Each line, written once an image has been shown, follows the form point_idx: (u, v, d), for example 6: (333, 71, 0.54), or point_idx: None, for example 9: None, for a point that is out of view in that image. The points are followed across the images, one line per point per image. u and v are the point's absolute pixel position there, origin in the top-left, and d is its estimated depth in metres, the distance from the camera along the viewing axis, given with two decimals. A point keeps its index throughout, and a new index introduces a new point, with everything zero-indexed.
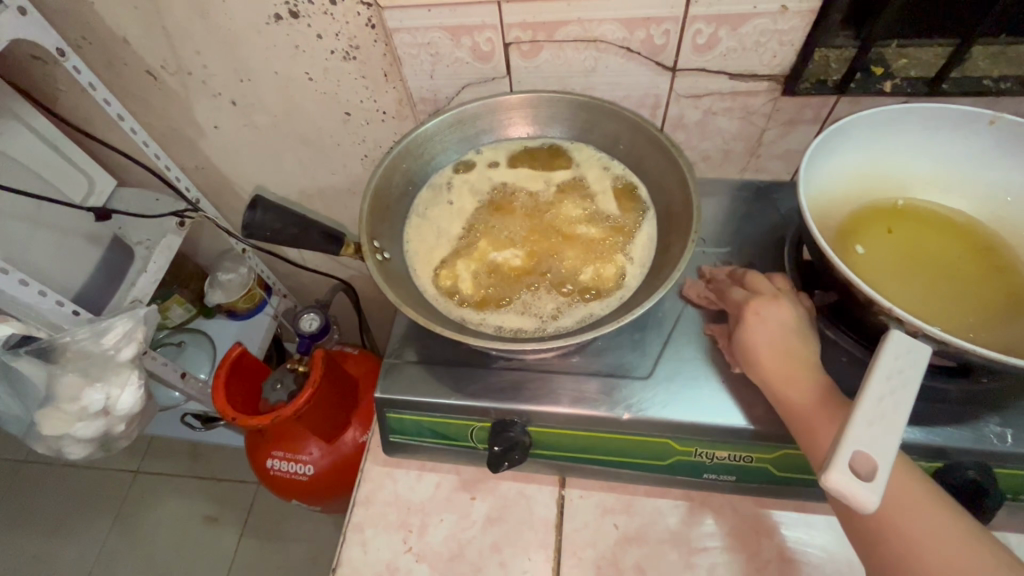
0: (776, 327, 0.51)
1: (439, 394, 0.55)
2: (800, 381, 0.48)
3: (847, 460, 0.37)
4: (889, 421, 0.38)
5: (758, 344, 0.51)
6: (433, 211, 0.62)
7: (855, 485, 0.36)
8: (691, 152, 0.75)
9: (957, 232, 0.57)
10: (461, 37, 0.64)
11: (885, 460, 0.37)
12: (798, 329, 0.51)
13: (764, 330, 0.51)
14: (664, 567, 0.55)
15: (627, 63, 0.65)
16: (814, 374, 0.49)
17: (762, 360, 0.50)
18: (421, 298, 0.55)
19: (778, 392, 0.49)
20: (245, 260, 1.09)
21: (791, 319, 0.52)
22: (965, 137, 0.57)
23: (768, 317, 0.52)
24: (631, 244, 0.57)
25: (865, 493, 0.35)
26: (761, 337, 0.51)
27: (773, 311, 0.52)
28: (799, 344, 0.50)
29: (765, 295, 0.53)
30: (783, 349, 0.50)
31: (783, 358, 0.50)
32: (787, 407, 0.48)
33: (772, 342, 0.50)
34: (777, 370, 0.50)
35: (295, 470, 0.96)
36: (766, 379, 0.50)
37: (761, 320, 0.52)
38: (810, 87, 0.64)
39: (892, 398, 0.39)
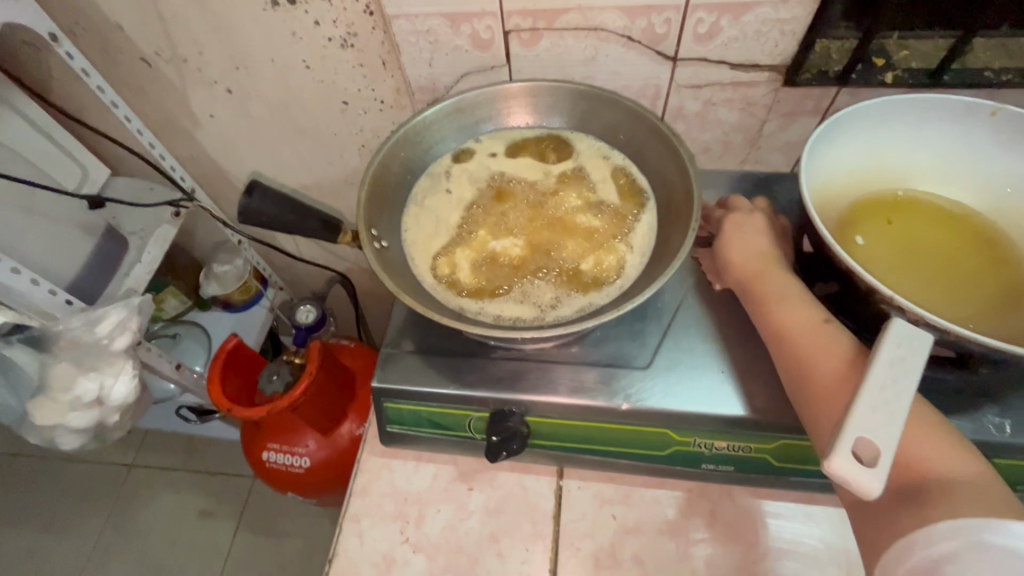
0: (751, 234, 0.56)
1: (436, 384, 0.55)
2: (771, 274, 0.53)
3: (850, 447, 0.37)
4: (891, 408, 0.38)
5: (732, 246, 0.56)
6: (432, 200, 0.61)
7: (858, 472, 0.36)
8: (691, 144, 0.75)
9: (957, 223, 0.57)
10: (460, 25, 0.63)
11: (889, 447, 0.36)
12: (769, 237, 0.56)
13: (741, 235, 0.56)
14: (662, 558, 0.55)
15: (627, 52, 0.64)
16: (783, 270, 0.53)
17: (735, 260, 0.55)
18: (419, 287, 0.54)
19: (750, 285, 0.53)
20: (241, 251, 1.08)
21: (764, 227, 0.57)
22: (966, 129, 0.57)
23: (743, 226, 0.57)
24: (631, 234, 0.57)
25: (868, 480, 0.35)
26: (736, 241, 0.56)
27: (747, 221, 0.58)
28: (770, 246, 0.55)
29: (743, 210, 0.59)
30: (756, 251, 0.55)
31: (755, 258, 0.54)
32: (761, 304, 0.52)
33: (744, 245, 0.56)
34: (750, 267, 0.54)
35: (292, 462, 0.96)
36: (740, 277, 0.54)
37: (737, 230, 0.57)
38: (812, 78, 0.64)
39: (895, 386, 0.39)
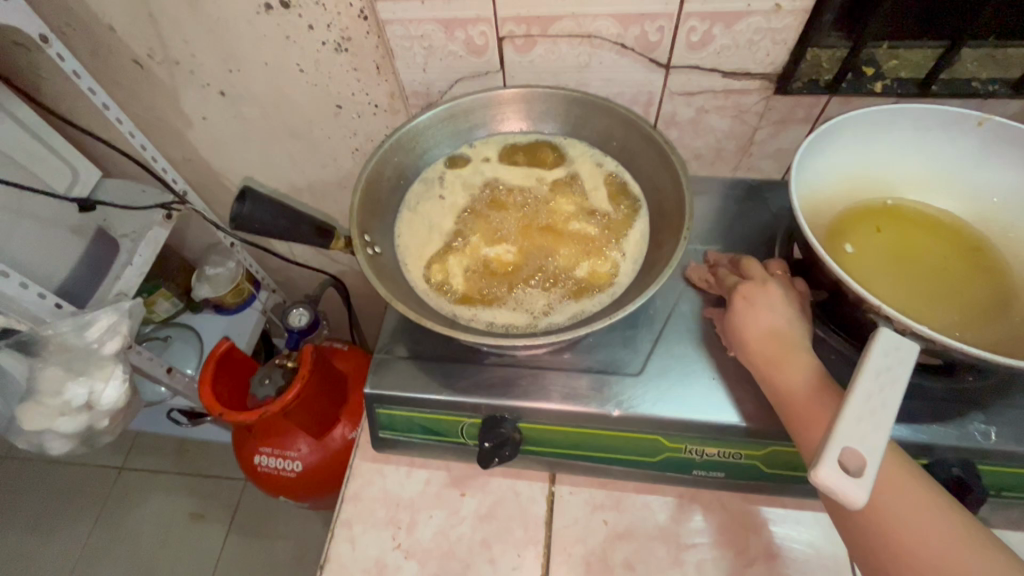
0: (767, 310, 0.51)
1: (429, 390, 0.55)
2: (792, 361, 0.49)
3: (836, 456, 0.37)
4: (878, 418, 0.38)
5: (746, 327, 0.51)
6: (425, 205, 0.61)
7: (845, 481, 0.36)
8: (684, 150, 0.75)
9: (944, 231, 0.58)
10: (454, 31, 0.63)
11: (874, 456, 0.37)
12: (787, 313, 0.51)
13: (755, 315, 0.51)
14: (653, 564, 0.55)
15: (620, 59, 0.65)
16: (803, 357, 0.49)
17: (749, 341, 0.51)
18: (412, 293, 0.54)
19: (768, 373, 0.49)
20: (233, 254, 1.07)
21: (781, 302, 0.52)
22: (953, 138, 0.58)
23: (757, 302, 0.52)
24: (624, 242, 0.57)
25: (853, 489, 0.36)
26: (752, 323, 0.51)
27: (762, 293, 0.52)
28: (788, 325, 0.51)
29: (755, 281, 0.54)
30: (773, 335, 0.50)
31: (774, 342, 0.50)
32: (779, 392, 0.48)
33: (761, 325, 0.51)
34: (767, 353, 0.50)
35: (283, 466, 0.95)
36: (757, 362, 0.50)
37: (750, 305, 0.52)
38: (802, 86, 0.65)
39: (881, 395, 0.39)
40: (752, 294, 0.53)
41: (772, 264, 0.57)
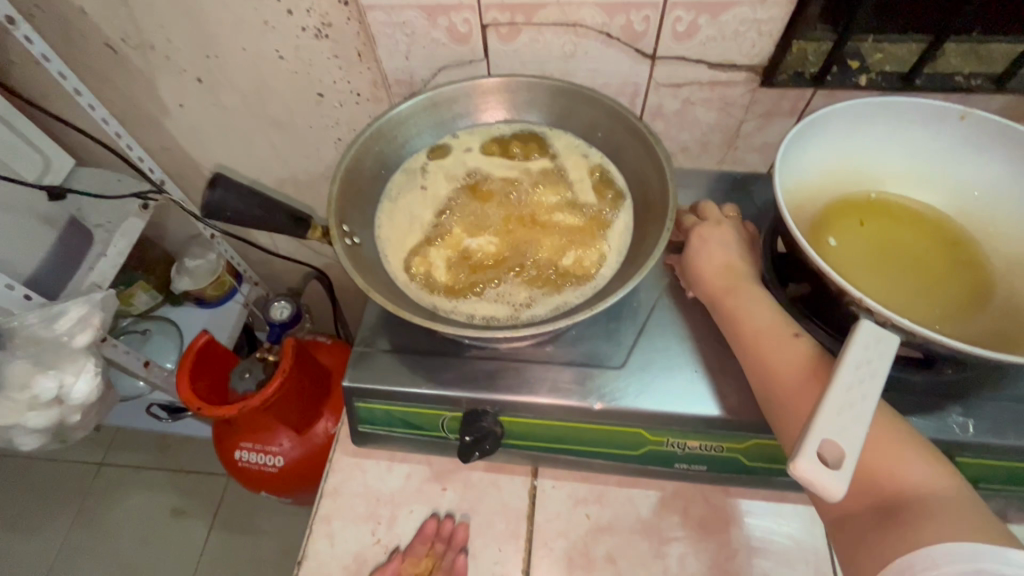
0: (717, 245, 0.55)
1: (409, 383, 0.54)
2: (739, 286, 0.53)
3: (815, 449, 0.37)
4: (857, 411, 0.38)
5: (700, 259, 0.55)
6: (407, 195, 0.60)
7: (823, 474, 0.36)
8: (670, 143, 0.75)
9: (926, 225, 0.58)
10: (437, 18, 0.62)
11: (853, 449, 0.37)
12: (738, 249, 0.55)
13: (710, 250, 0.55)
14: (635, 557, 0.55)
15: (606, 50, 0.64)
16: (751, 283, 0.53)
17: (703, 270, 0.55)
18: (392, 284, 0.53)
19: (719, 301, 0.53)
20: (213, 246, 1.05)
21: (732, 239, 0.56)
22: (936, 132, 0.58)
23: (710, 238, 0.56)
24: (608, 234, 0.57)
25: (831, 482, 0.35)
26: (705, 255, 0.55)
27: (715, 232, 0.56)
28: (735, 257, 0.55)
29: (709, 222, 0.58)
30: (724, 265, 0.54)
31: (724, 272, 0.54)
32: (733, 321, 0.51)
33: (714, 260, 0.55)
34: (719, 284, 0.54)
35: (264, 461, 0.94)
36: (708, 291, 0.54)
37: (704, 240, 0.56)
38: (787, 79, 0.65)
39: (861, 388, 0.39)
40: (710, 240, 0.56)
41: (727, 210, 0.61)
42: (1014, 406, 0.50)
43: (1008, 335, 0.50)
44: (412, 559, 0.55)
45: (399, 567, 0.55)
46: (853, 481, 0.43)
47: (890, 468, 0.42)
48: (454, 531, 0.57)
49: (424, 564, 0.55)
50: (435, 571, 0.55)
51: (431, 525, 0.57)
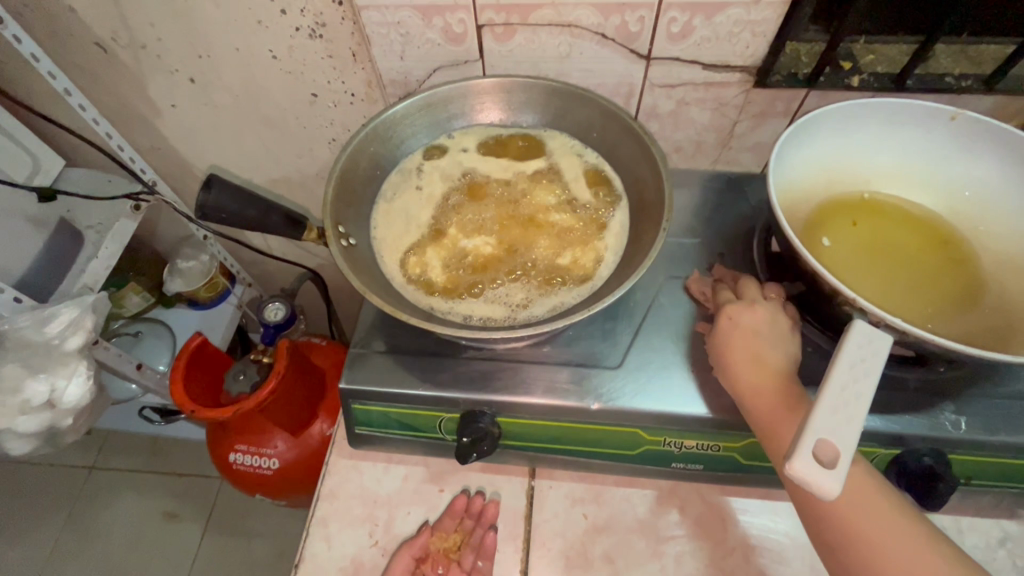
0: (751, 333, 0.50)
1: (406, 384, 0.54)
2: (775, 389, 0.47)
3: (810, 448, 0.37)
4: (851, 410, 0.38)
5: (730, 349, 0.50)
6: (402, 195, 0.60)
7: (818, 473, 0.36)
8: (665, 143, 0.75)
9: (918, 224, 0.59)
10: (432, 18, 0.62)
11: (847, 448, 0.37)
12: (772, 340, 0.50)
13: (741, 336, 0.50)
14: (633, 557, 0.55)
15: (601, 50, 0.64)
16: (786, 385, 0.48)
17: (732, 363, 0.50)
18: (388, 285, 0.53)
19: (749, 403, 0.48)
20: (206, 247, 1.05)
21: (769, 327, 0.50)
22: (928, 133, 0.58)
23: (742, 322, 0.51)
24: (605, 234, 0.57)
25: (827, 481, 0.36)
26: (736, 345, 0.50)
27: (747, 315, 0.51)
28: (769, 349, 0.49)
29: (742, 301, 0.52)
30: (755, 357, 0.49)
31: (757, 369, 0.49)
32: (762, 426, 0.47)
33: (743, 348, 0.50)
34: (749, 378, 0.49)
35: (259, 464, 0.93)
36: (736, 386, 0.49)
37: (736, 327, 0.51)
38: (781, 80, 0.65)
39: (855, 387, 0.39)
40: (743, 324, 0.51)
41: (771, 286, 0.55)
42: (1005, 402, 0.51)
43: (999, 334, 0.50)
44: (441, 533, 0.57)
45: (429, 540, 0.57)
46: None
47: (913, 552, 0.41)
48: (484, 509, 0.58)
49: (454, 539, 0.57)
50: (463, 546, 0.57)
51: (462, 502, 0.58)
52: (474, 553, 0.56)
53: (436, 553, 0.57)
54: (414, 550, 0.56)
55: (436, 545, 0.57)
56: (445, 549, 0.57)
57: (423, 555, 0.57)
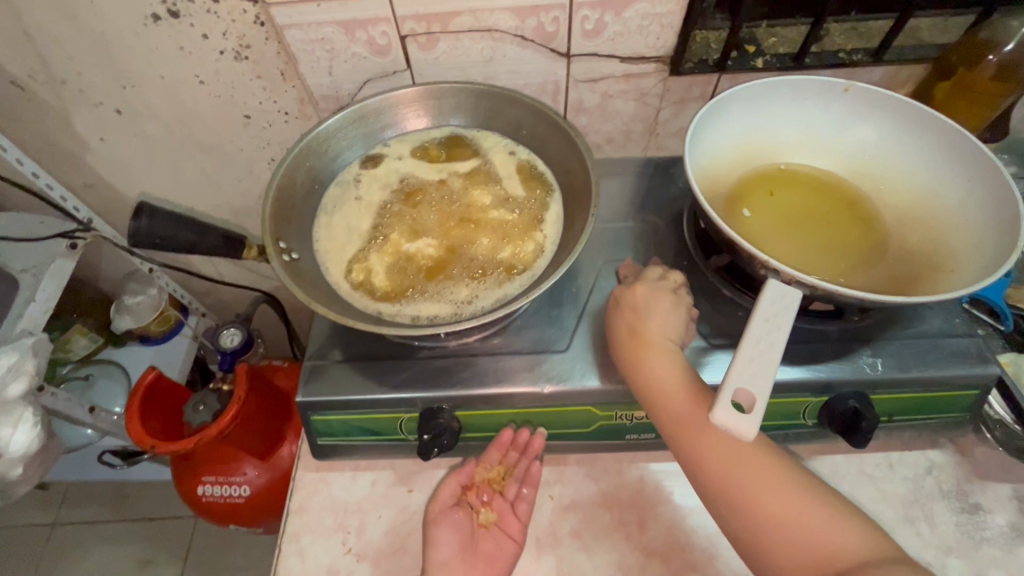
0: (635, 310, 0.54)
1: (365, 389, 0.55)
2: (658, 355, 0.51)
3: (729, 398, 0.40)
4: (766, 357, 0.42)
5: (614, 325, 0.55)
6: (343, 207, 0.61)
7: (736, 420, 0.40)
8: (595, 136, 0.79)
9: (826, 189, 0.64)
10: (355, 32, 0.64)
11: (761, 393, 0.40)
12: (652, 309, 0.54)
13: (624, 313, 0.55)
14: (601, 530, 0.58)
15: (523, 51, 0.67)
16: (666, 351, 0.52)
17: (621, 346, 0.53)
18: (334, 295, 0.54)
19: (639, 377, 0.51)
20: (154, 280, 1.02)
21: (652, 298, 0.55)
22: (827, 104, 0.64)
23: (625, 301, 0.55)
24: (543, 225, 0.59)
25: (744, 424, 0.39)
26: (621, 320, 0.54)
27: (629, 295, 0.55)
28: (651, 322, 0.53)
29: (626, 283, 0.57)
30: (632, 330, 0.53)
31: (637, 338, 0.53)
32: (646, 389, 0.51)
33: (625, 324, 0.54)
34: (630, 351, 0.52)
35: (230, 492, 0.91)
36: (626, 366, 0.52)
37: (623, 310, 0.55)
38: (692, 67, 0.69)
39: (768, 338, 0.43)
40: (630, 306, 0.55)
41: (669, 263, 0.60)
42: (916, 340, 0.56)
43: (903, 280, 0.55)
44: (484, 464, 0.58)
45: (474, 470, 0.59)
46: (795, 560, 0.44)
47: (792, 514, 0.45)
48: (530, 442, 0.57)
49: (497, 470, 0.58)
50: (507, 478, 0.58)
51: (508, 435, 0.57)
52: (518, 483, 0.58)
53: (481, 482, 0.58)
54: (459, 478, 0.59)
55: (480, 476, 0.58)
56: (489, 479, 0.58)
57: (468, 485, 0.59)
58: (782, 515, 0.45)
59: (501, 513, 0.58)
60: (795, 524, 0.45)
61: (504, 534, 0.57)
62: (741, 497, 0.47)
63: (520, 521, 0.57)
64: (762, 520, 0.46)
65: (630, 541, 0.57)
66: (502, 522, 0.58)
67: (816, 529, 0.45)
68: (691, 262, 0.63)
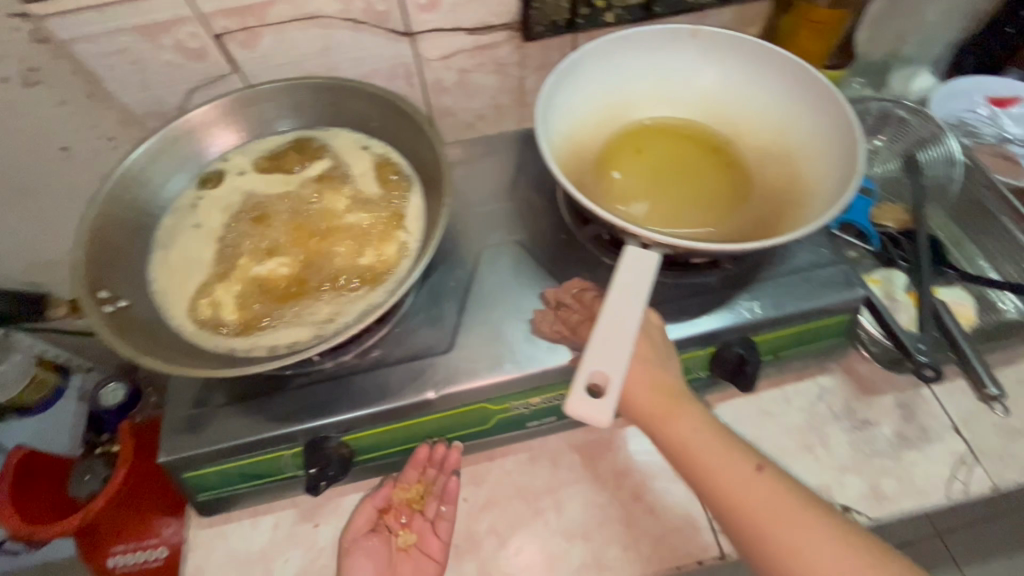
0: (637, 352, 0.47)
1: (235, 435, 0.50)
2: (676, 411, 0.46)
3: (584, 384, 0.40)
4: (621, 334, 0.42)
5: (624, 384, 0.47)
6: (181, 237, 0.55)
7: (594, 408, 0.39)
8: (464, 115, 0.75)
9: (692, 138, 0.63)
10: (158, 37, 0.56)
11: (616, 374, 0.40)
12: (660, 355, 0.47)
13: (630, 366, 0.47)
14: (518, 523, 0.57)
15: (359, 36, 0.61)
16: (686, 401, 0.46)
17: (629, 396, 0.46)
18: (177, 339, 0.48)
19: (660, 430, 0.46)
20: (16, 343, 0.88)
21: (655, 345, 0.48)
22: (678, 52, 0.62)
23: (628, 353, 0.47)
24: (404, 221, 0.55)
25: (601, 411, 0.38)
26: (632, 378, 0.46)
27: (631, 343, 0.47)
28: (662, 366, 0.47)
29: None
30: (651, 385, 0.46)
31: (659, 394, 0.46)
32: (673, 447, 0.46)
33: (637, 380, 0.46)
34: (654, 407, 0.46)
35: (147, 558, 0.83)
36: (644, 417, 0.46)
37: (618, 355, 0.47)
38: (545, 30, 0.66)
39: (623, 311, 0.43)
40: (633, 359, 0.47)
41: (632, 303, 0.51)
42: (789, 277, 0.57)
43: (768, 220, 0.56)
44: (403, 485, 0.56)
45: (391, 492, 0.57)
46: None
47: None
48: (447, 456, 0.56)
49: (416, 490, 0.56)
50: (427, 495, 0.56)
51: (424, 452, 0.55)
52: (437, 500, 0.56)
53: (399, 504, 0.57)
54: (376, 501, 0.56)
55: (399, 497, 0.57)
56: (408, 500, 0.56)
57: (386, 507, 0.57)
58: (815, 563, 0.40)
59: (421, 534, 0.56)
60: None
61: (423, 555, 0.55)
62: (785, 557, 0.41)
63: (440, 540, 0.55)
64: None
65: (548, 528, 0.56)
66: (423, 542, 0.56)
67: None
68: (569, 234, 0.61)
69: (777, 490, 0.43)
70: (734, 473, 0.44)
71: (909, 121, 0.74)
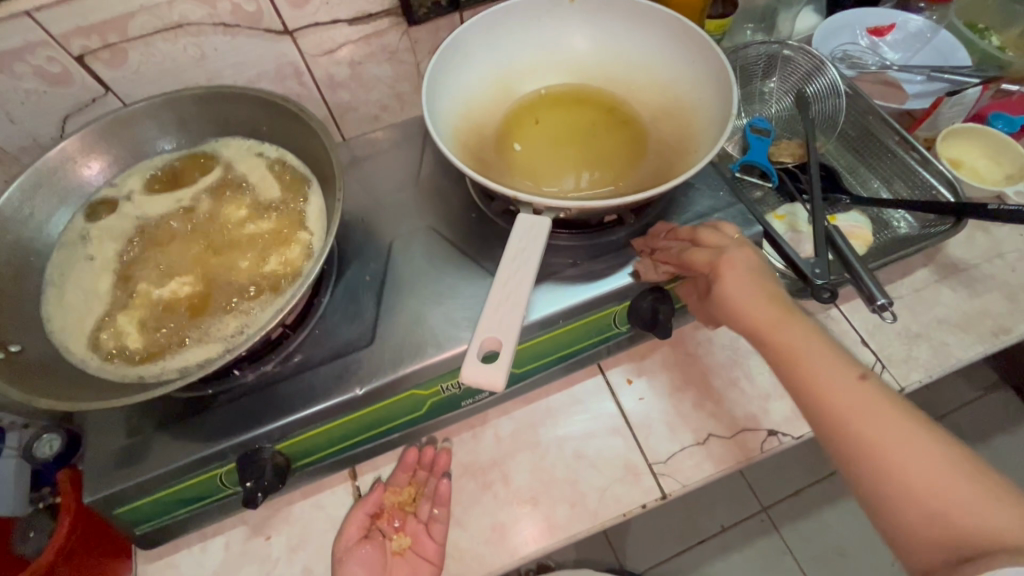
0: (747, 273, 0.50)
1: (160, 463, 0.49)
2: (784, 323, 0.48)
3: (475, 353, 0.44)
4: (512, 302, 0.46)
5: (734, 296, 0.50)
6: (73, 271, 0.52)
7: (483, 373, 0.43)
8: (366, 108, 0.74)
9: (587, 102, 0.64)
10: (13, 66, 0.53)
11: (508, 337, 0.44)
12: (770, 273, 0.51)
13: (737, 276, 0.50)
14: (469, 500, 0.58)
15: (234, 40, 0.59)
16: (799, 317, 0.48)
17: (739, 309, 0.49)
18: (79, 377, 0.46)
19: (762, 338, 0.48)
20: None
21: (753, 263, 0.51)
22: (560, 18, 0.63)
23: (738, 266, 0.50)
24: (306, 222, 0.54)
25: (491, 375, 0.43)
26: (738, 289, 0.49)
27: (740, 256, 0.51)
28: (769, 284, 0.50)
29: (731, 245, 0.52)
30: (764, 293, 0.49)
31: (765, 304, 0.49)
32: (781, 355, 0.47)
33: (747, 290, 0.49)
34: (763, 315, 0.48)
35: None
36: (753, 327, 0.49)
37: (731, 270, 0.50)
38: (427, 12, 0.65)
39: (515, 279, 0.47)
40: (741, 273, 0.50)
41: (725, 227, 0.55)
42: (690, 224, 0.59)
43: (663, 172, 0.58)
44: (394, 488, 0.58)
45: (383, 496, 0.58)
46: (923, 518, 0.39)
47: (919, 473, 0.40)
48: (436, 458, 0.59)
49: (407, 492, 0.58)
50: (419, 497, 0.58)
51: (412, 455, 0.59)
52: (429, 502, 0.58)
53: (392, 507, 0.58)
54: (368, 507, 0.57)
55: (390, 500, 0.58)
56: (401, 503, 0.58)
57: (378, 512, 0.58)
58: (894, 458, 0.41)
59: (415, 536, 0.57)
60: (925, 479, 0.40)
61: (417, 557, 0.56)
62: (869, 452, 0.42)
63: (435, 541, 0.55)
64: (889, 476, 0.41)
65: (499, 500, 0.58)
66: (417, 545, 0.57)
67: (935, 477, 0.40)
68: (480, 212, 0.62)
69: (877, 396, 0.43)
70: (834, 378, 0.44)
71: (794, 59, 0.78)
